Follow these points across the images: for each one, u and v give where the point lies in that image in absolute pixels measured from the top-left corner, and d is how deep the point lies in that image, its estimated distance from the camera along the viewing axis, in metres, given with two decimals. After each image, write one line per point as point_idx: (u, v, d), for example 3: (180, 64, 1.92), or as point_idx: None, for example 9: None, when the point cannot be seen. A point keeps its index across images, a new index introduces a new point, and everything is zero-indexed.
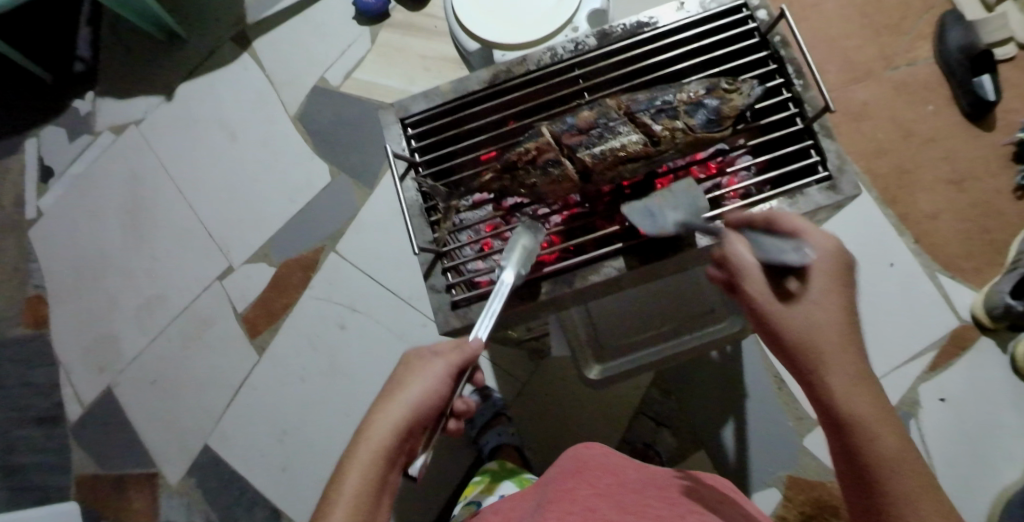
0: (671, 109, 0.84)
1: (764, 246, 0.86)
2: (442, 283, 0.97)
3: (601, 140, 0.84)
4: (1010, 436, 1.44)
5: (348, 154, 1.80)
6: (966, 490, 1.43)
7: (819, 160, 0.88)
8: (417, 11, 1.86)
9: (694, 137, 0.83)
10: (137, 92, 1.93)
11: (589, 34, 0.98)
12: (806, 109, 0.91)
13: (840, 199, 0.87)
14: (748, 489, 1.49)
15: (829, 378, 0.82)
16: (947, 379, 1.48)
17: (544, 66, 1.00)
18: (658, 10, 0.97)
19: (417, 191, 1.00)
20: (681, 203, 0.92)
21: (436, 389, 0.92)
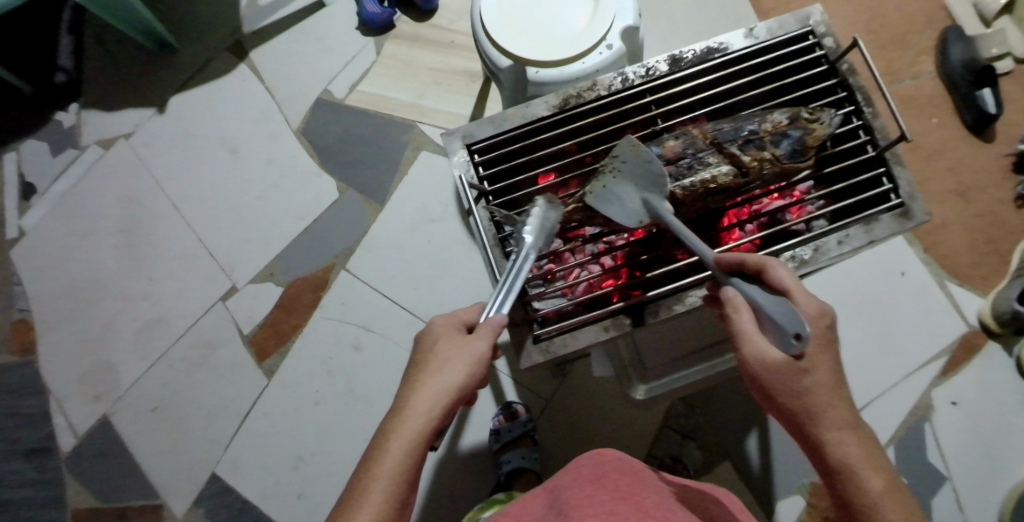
0: (758, 139, 0.93)
1: (764, 312, 0.85)
2: (523, 317, 0.98)
3: (692, 171, 0.92)
4: (1018, 437, 1.49)
5: (356, 169, 1.76)
6: (980, 490, 1.48)
7: (892, 188, 0.93)
8: (423, 22, 1.83)
9: (781, 167, 0.92)
10: (127, 104, 1.85)
11: (661, 60, 1.03)
12: (877, 137, 0.96)
13: (913, 226, 0.92)
14: (773, 498, 1.49)
15: (826, 428, 0.84)
16: (959, 383, 1.52)
17: (615, 91, 1.03)
18: (727, 36, 1.03)
19: (490, 221, 1.00)
20: (637, 178, 0.92)
21: (476, 370, 0.91)
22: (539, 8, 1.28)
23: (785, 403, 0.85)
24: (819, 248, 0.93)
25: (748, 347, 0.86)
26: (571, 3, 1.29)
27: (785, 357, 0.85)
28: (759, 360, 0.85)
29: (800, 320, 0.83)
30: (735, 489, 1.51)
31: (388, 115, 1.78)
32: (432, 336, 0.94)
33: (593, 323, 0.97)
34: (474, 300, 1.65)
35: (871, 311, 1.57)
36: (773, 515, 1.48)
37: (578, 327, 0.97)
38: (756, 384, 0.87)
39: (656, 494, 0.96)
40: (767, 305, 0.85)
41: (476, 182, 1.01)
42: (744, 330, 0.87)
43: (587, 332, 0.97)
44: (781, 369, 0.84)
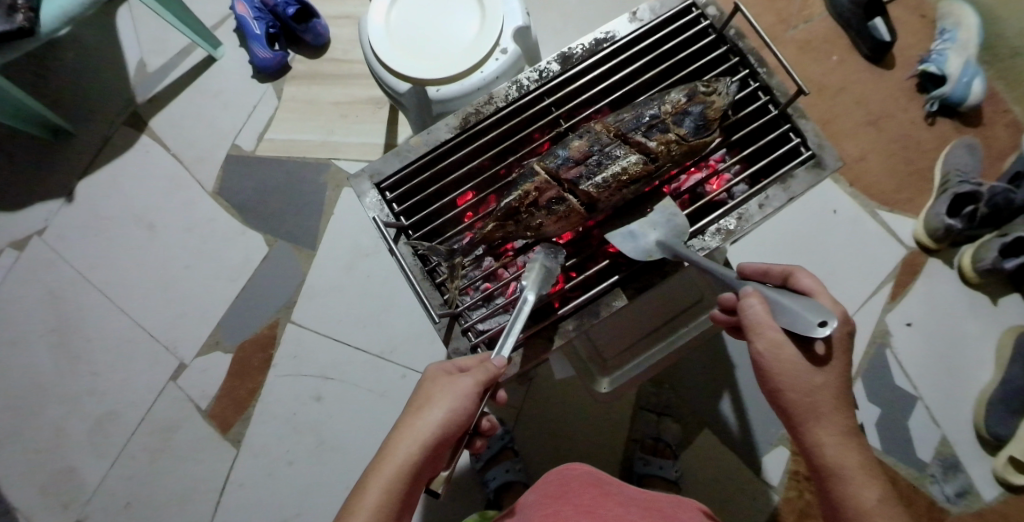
0: (660, 123, 0.92)
1: (784, 311, 0.87)
2: (465, 345, 0.96)
3: (601, 168, 0.92)
4: (973, 342, 1.54)
5: (280, 220, 1.71)
6: (950, 402, 1.52)
7: (800, 142, 0.94)
8: (318, 58, 1.79)
9: (688, 146, 0.92)
10: (31, 199, 1.76)
11: (552, 59, 1.02)
12: (777, 96, 0.97)
13: (827, 174, 0.93)
14: (757, 454, 1.50)
15: (818, 429, 0.88)
16: (909, 304, 1.56)
17: (514, 101, 1.02)
18: (613, 24, 1.02)
19: (415, 255, 0.98)
20: (661, 223, 0.95)
21: (463, 407, 0.89)
22: (426, 29, 1.27)
23: (792, 397, 0.89)
24: (742, 215, 0.94)
25: (761, 337, 0.88)
26: (457, 14, 1.27)
27: (798, 356, 0.88)
28: (772, 354, 0.88)
29: (828, 309, 0.84)
30: (719, 453, 1.51)
31: (302, 158, 1.73)
32: (427, 375, 0.94)
33: (537, 337, 0.96)
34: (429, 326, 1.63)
35: (813, 252, 1.60)
36: (761, 471, 1.49)
37: (523, 345, 0.96)
38: (762, 372, 0.89)
39: (621, 502, 1.04)
40: (790, 301, 0.86)
41: (393, 220, 1.00)
42: (758, 319, 0.88)
43: (533, 349, 0.96)
44: (793, 366, 0.88)
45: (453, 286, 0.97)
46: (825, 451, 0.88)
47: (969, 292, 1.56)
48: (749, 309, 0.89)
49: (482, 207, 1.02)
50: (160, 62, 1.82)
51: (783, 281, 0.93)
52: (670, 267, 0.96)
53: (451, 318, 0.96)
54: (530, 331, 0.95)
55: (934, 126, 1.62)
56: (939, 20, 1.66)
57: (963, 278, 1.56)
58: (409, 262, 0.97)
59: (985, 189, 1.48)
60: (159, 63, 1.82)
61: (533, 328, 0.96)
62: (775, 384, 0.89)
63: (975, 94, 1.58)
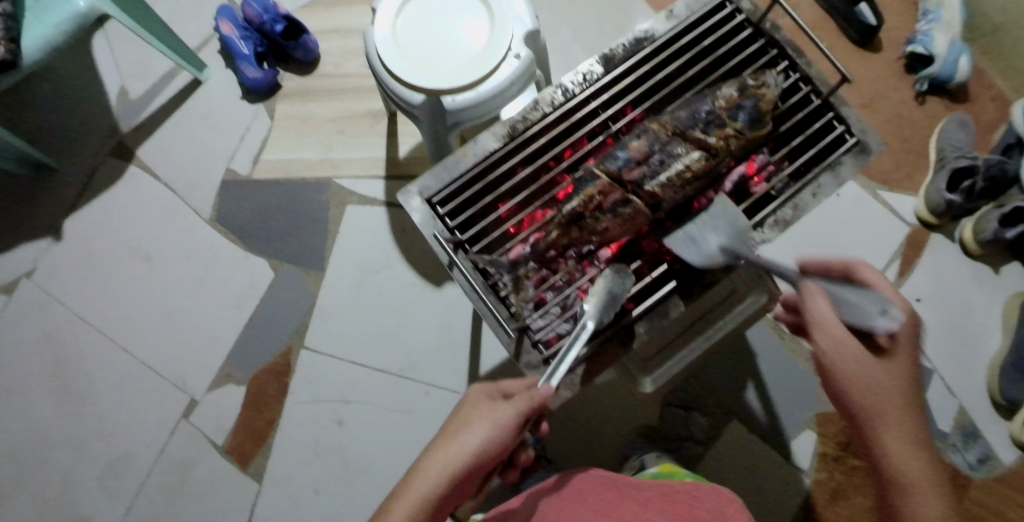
0: (716, 118, 0.93)
1: (846, 305, 0.90)
2: (537, 358, 0.96)
3: (665, 167, 0.91)
4: (980, 312, 1.59)
5: (284, 243, 1.66)
6: (964, 372, 1.56)
7: (846, 129, 0.97)
8: (308, 74, 1.75)
9: (745, 139, 0.93)
10: (17, 239, 1.68)
11: (594, 63, 1.03)
12: (818, 86, 0.99)
13: (873, 158, 0.96)
14: (785, 439, 1.52)
15: (882, 431, 0.86)
16: (917, 280, 1.60)
17: (557, 105, 1.03)
18: (649, 24, 1.04)
19: (476, 269, 0.98)
20: (723, 228, 0.96)
21: (499, 436, 0.86)
22: (435, 39, 1.25)
23: (857, 398, 0.88)
24: (797, 205, 0.97)
25: (823, 333, 0.90)
26: (466, 23, 1.26)
27: (865, 353, 0.88)
28: (835, 352, 0.89)
29: (889, 297, 0.87)
30: (749, 442, 1.52)
31: (300, 178, 1.69)
32: (464, 405, 0.92)
33: (608, 345, 0.97)
34: (445, 339, 1.60)
35: (821, 235, 1.62)
36: (790, 456, 1.51)
37: (592, 355, 0.97)
38: (827, 370, 0.90)
39: (637, 502, 1.01)
40: (852, 295, 0.90)
41: (450, 235, 0.99)
42: (822, 316, 0.90)
43: (607, 355, 0.97)
44: (858, 365, 0.88)
45: (519, 297, 0.97)
46: (891, 461, 0.85)
47: (972, 264, 1.61)
48: (814, 305, 0.91)
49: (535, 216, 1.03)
50: (142, 87, 1.76)
51: (845, 276, 0.92)
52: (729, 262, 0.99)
53: (521, 330, 0.96)
54: (598, 340, 0.96)
55: (926, 105, 1.67)
56: (922, 2, 1.71)
57: (964, 250, 1.61)
58: (472, 278, 0.97)
59: (981, 162, 1.53)
60: (141, 89, 1.76)
61: (602, 336, 0.97)
62: (839, 384, 0.89)
63: (963, 70, 1.62)
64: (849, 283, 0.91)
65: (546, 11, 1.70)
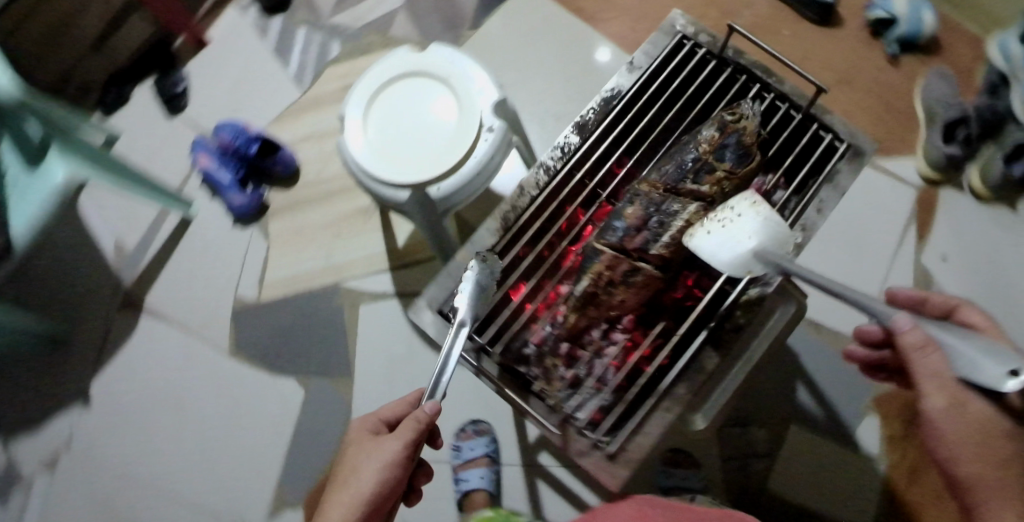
0: (704, 164, 0.98)
1: (962, 360, 0.86)
2: (587, 444, 0.96)
3: (665, 228, 0.96)
4: (1013, 254, 1.55)
5: (307, 357, 1.66)
6: (1013, 319, 1.51)
7: (834, 136, 1.00)
8: (292, 187, 1.78)
9: (737, 177, 0.98)
10: (48, 415, 1.68)
11: (570, 133, 1.07)
12: (795, 101, 1.04)
13: (869, 158, 0.99)
14: (849, 430, 1.51)
15: (993, 500, 0.88)
16: (939, 239, 1.57)
17: (542, 185, 1.06)
18: (614, 81, 1.08)
19: (505, 367, 1.02)
20: (756, 231, 0.92)
21: (389, 469, 0.98)
22: (407, 134, 1.27)
23: (964, 457, 0.89)
24: (807, 225, 0.98)
25: (934, 387, 0.88)
26: (432, 110, 1.28)
27: (982, 412, 0.87)
28: (947, 410, 0.88)
29: (1017, 359, 0.81)
30: (814, 444, 1.51)
31: (309, 289, 1.71)
32: (354, 446, 1.04)
33: (654, 413, 0.98)
34: (490, 413, 1.62)
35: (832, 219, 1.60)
36: (858, 446, 1.50)
37: (641, 424, 0.97)
38: (934, 425, 0.90)
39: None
40: (969, 350, 0.85)
41: (469, 341, 1.02)
42: (932, 371, 0.87)
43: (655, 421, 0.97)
44: (972, 426, 0.87)
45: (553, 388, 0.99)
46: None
47: (989, 209, 1.58)
48: (921, 359, 0.88)
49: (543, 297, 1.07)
50: (136, 238, 1.78)
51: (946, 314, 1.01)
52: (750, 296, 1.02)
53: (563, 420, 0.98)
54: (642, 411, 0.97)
55: (901, 66, 1.66)
56: None
57: (976, 196, 1.58)
58: (502, 379, 1.01)
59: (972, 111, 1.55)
60: (135, 240, 1.78)
61: (647, 403, 0.98)
62: (946, 441, 0.90)
63: (929, 25, 1.62)
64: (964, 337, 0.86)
65: (510, 76, 1.75)
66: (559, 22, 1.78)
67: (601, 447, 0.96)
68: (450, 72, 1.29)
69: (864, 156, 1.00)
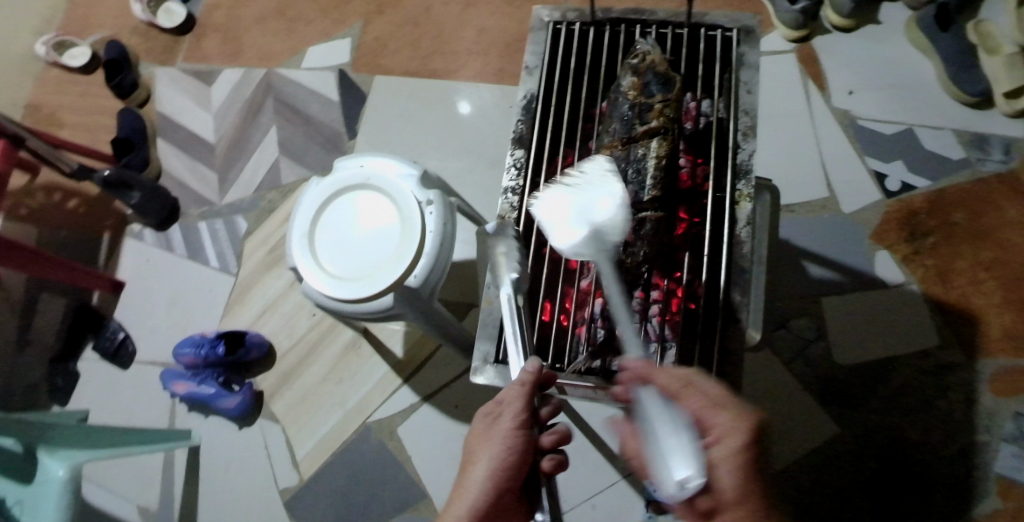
0: (641, 105, 1.05)
1: (652, 448, 0.81)
2: None
3: (644, 174, 1.02)
4: (894, 57, 1.74)
5: (378, 502, 1.61)
6: (926, 106, 1.69)
7: (723, 28, 1.14)
8: (272, 363, 1.75)
9: (673, 101, 1.05)
10: None
11: (514, 148, 1.13)
12: (674, 19, 1.15)
13: (756, 30, 1.13)
14: (869, 271, 1.61)
15: None
16: (835, 77, 1.74)
17: (517, 206, 1.11)
18: (523, 89, 1.16)
19: (583, 370, 1.03)
20: (601, 199, 0.97)
21: (508, 449, 0.93)
22: (362, 249, 1.30)
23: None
24: (749, 108, 1.09)
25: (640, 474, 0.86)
26: (371, 216, 1.32)
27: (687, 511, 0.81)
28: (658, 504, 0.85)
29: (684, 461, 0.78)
30: (849, 300, 1.60)
31: (343, 442, 1.66)
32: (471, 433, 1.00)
33: (729, 331, 1.01)
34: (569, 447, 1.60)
35: None
36: (883, 281, 1.60)
37: (726, 347, 1.00)
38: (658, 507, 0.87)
39: None
40: (650, 443, 0.82)
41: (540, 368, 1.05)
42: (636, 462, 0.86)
43: (735, 336, 1.01)
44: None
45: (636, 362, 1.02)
46: None
47: (855, 34, 1.77)
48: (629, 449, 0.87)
49: (569, 301, 1.09)
50: (156, 494, 1.69)
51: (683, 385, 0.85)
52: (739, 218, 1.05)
53: None
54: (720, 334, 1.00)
55: None
56: None
57: (842, 30, 1.77)
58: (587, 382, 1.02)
59: None
60: (155, 497, 1.69)
61: (717, 328, 1.01)
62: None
63: None
64: (664, 418, 0.81)
65: (417, 153, 1.85)
66: (428, 89, 1.90)
67: None
68: (364, 177, 1.33)
69: (754, 31, 1.13)
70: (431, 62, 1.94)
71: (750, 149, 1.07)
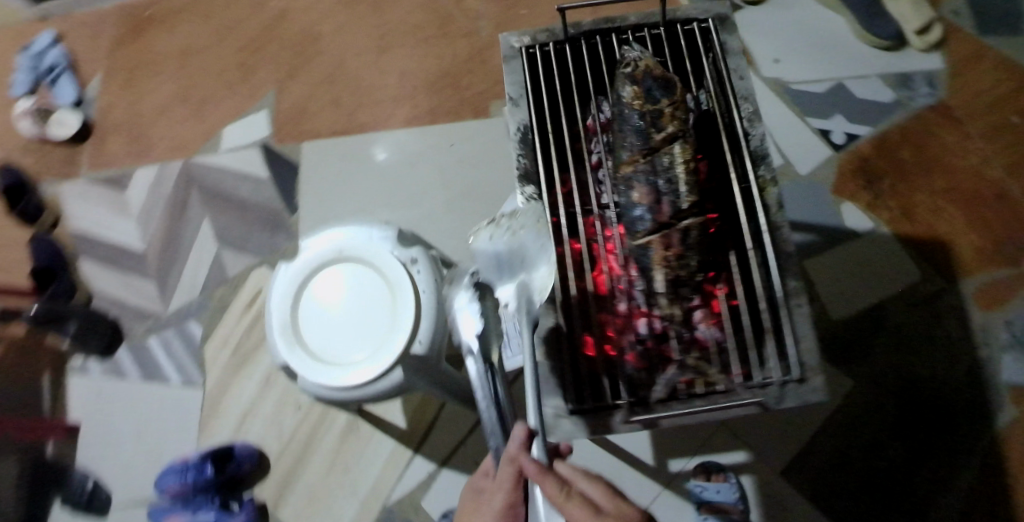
0: (650, 113, 1.03)
1: None
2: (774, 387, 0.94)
3: (678, 183, 1.00)
4: (803, 20, 1.81)
5: None
6: (847, 58, 1.76)
7: (696, 18, 1.12)
8: (269, 470, 1.61)
9: (679, 102, 1.04)
10: None
11: (524, 183, 1.08)
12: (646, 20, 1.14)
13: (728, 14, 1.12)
14: (841, 225, 1.64)
15: None
16: (757, 49, 1.79)
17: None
18: (514, 119, 1.11)
19: (664, 396, 0.96)
20: (526, 259, 1.00)
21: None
22: (353, 327, 1.22)
23: None
24: (746, 91, 1.07)
25: None
26: (354, 290, 1.23)
27: None
28: None
29: None
30: (831, 257, 1.63)
31: None
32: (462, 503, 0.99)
33: (792, 318, 0.96)
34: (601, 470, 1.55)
35: None
36: (856, 232, 1.63)
37: (796, 335, 0.95)
38: None
39: None
40: None
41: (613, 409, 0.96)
42: None
43: (799, 320, 0.96)
44: None
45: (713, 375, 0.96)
46: None
47: (762, 6, 1.84)
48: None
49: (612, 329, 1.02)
50: None
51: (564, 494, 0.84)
52: (771, 206, 1.00)
53: (740, 390, 0.95)
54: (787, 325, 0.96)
55: None
56: None
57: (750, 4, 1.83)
58: (672, 408, 0.95)
59: None
60: None
61: (781, 318, 0.96)
62: None
63: None
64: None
65: (367, 210, 1.76)
66: (362, 143, 1.82)
67: (787, 380, 0.94)
68: (336, 250, 1.25)
69: (726, 16, 1.12)
70: (357, 116, 1.86)
71: (759, 133, 1.04)
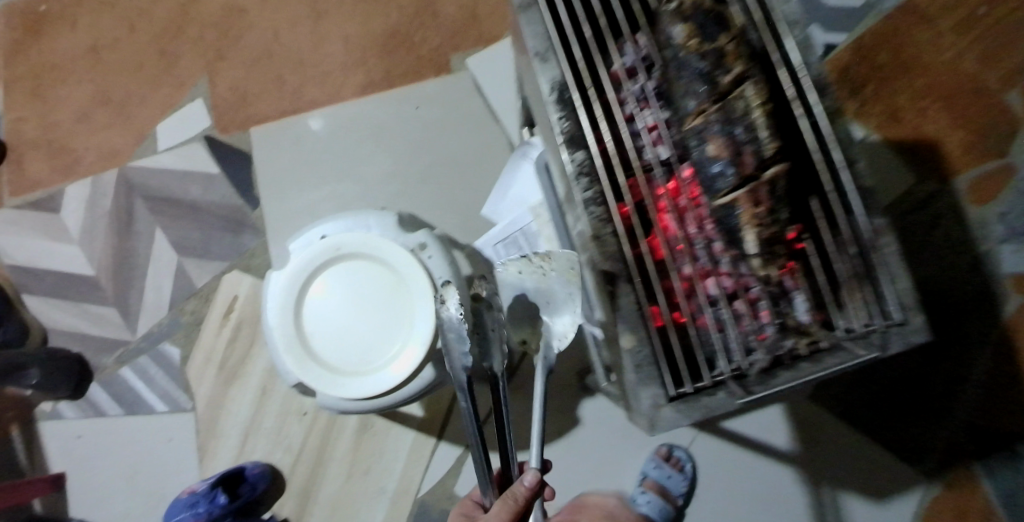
0: (712, 54, 0.91)
1: None
2: (867, 332, 0.92)
3: (758, 129, 0.89)
4: None
5: None
6: None
7: None
8: (285, 486, 1.52)
9: (739, 38, 0.92)
10: None
11: (570, 149, 0.99)
12: None
13: None
14: None
15: None
16: None
17: (606, 217, 0.98)
18: (547, 78, 1.00)
19: (768, 366, 0.93)
20: (551, 305, 1.08)
21: None
22: (368, 331, 1.11)
23: None
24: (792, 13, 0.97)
25: None
26: (360, 290, 1.12)
27: None
28: None
29: None
30: None
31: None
32: None
33: (882, 258, 0.92)
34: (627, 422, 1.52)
35: None
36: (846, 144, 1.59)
37: (891, 277, 0.92)
38: None
39: None
40: None
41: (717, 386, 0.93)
42: None
43: (889, 260, 0.92)
44: None
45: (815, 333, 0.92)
46: None
47: None
48: None
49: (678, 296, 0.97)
50: None
51: None
52: (841, 139, 0.94)
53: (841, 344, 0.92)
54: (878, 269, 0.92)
55: None
56: None
57: None
58: (781, 378, 0.92)
59: None
60: None
61: (873, 262, 0.92)
62: None
63: None
64: None
65: (337, 195, 1.62)
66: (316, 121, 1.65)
67: (887, 324, 0.92)
68: (334, 248, 1.12)
69: None
70: (304, 92, 1.68)
71: (815, 62, 0.95)
